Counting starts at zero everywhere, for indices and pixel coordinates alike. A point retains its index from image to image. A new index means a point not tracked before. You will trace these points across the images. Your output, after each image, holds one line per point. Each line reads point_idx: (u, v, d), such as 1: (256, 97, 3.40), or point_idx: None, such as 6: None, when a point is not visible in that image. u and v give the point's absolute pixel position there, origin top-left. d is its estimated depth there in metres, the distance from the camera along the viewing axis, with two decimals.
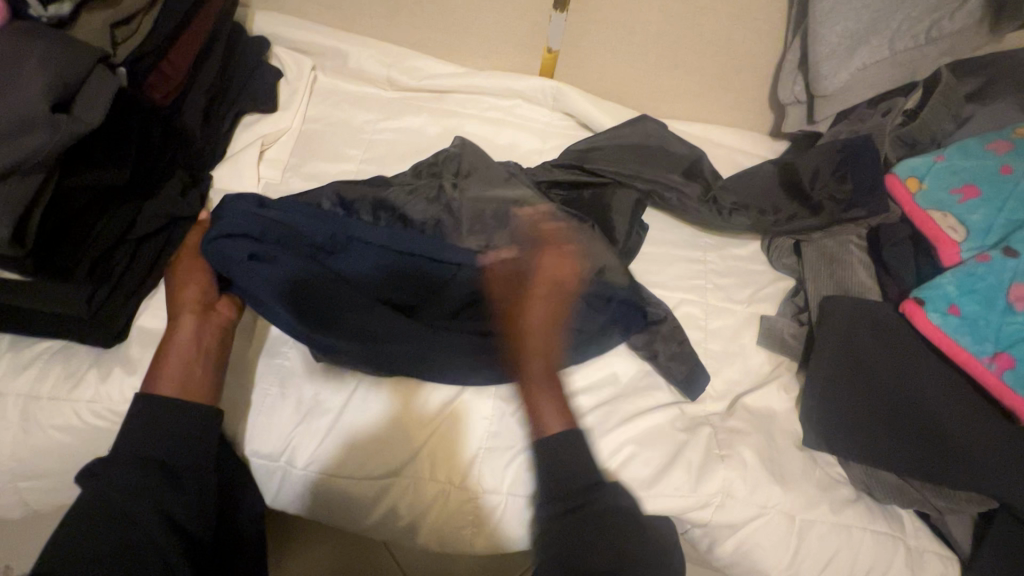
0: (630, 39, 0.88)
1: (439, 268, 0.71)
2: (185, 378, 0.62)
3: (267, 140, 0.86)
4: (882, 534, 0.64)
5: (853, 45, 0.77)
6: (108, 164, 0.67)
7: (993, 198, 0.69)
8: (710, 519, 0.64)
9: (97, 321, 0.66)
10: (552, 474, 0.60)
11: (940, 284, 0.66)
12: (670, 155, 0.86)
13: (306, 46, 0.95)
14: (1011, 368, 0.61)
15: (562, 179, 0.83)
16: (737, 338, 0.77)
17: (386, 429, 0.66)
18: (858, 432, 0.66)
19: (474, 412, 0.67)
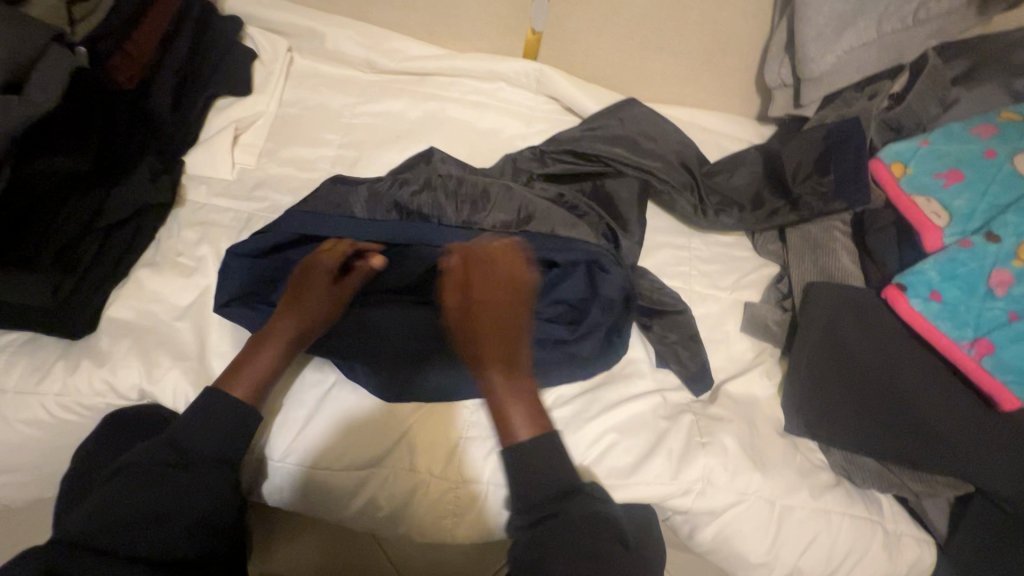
0: (616, 20, 0.86)
1: (440, 267, 0.72)
2: (264, 382, 0.62)
3: (242, 124, 0.83)
4: (861, 518, 0.65)
5: (840, 26, 0.76)
6: (71, 150, 0.66)
7: (976, 182, 0.68)
8: (691, 506, 0.64)
9: (67, 313, 0.65)
10: (541, 461, 0.60)
11: (921, 270, 0.65)
12: (662, 142, 0.83)
13: (282, 26, 0.92)
14: (991, 354, 0.61)
15: (555, 171, 0.81)
16: (721, 325, 0.76)
17: (367, 421, 0.65)
18: (835, 416, 0.66)
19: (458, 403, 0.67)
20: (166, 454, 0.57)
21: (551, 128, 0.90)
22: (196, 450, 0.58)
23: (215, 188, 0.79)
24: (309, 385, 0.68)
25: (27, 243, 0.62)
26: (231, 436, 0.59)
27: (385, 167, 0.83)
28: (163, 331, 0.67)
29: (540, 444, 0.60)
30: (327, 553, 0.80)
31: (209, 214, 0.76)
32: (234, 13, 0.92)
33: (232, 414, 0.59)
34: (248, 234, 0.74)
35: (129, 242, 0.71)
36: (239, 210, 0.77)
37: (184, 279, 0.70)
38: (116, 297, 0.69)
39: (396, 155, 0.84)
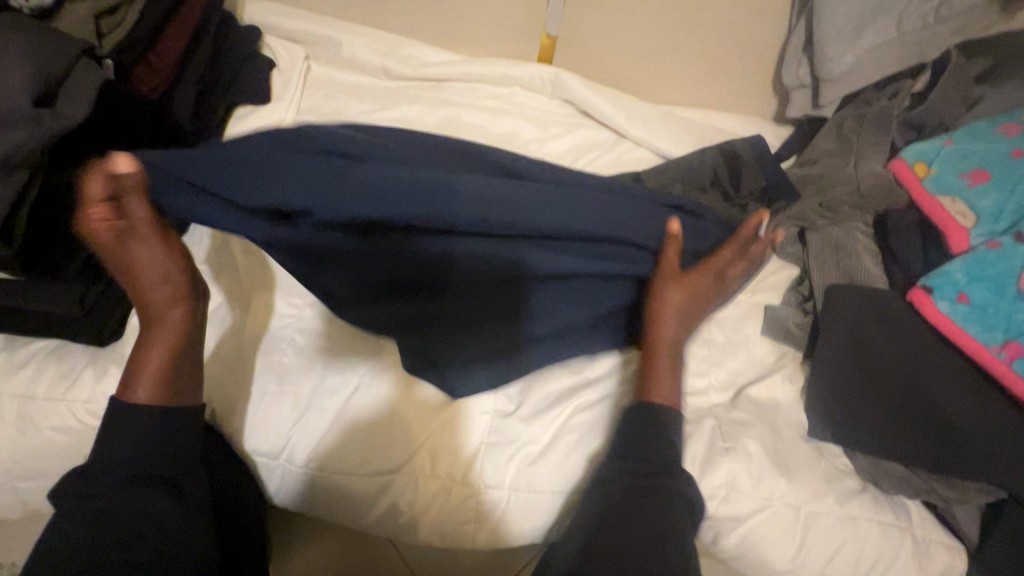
0: (630, 23, 0.85)
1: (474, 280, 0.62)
2: (170, 383, 0.59)
3: (261, 132, 0.84)
4: (888, 525, 0.64)
5: (861, 26, 0.75)
6: (95, 160, 0.67)
7: (1003, 181, 0.67)
8: (714, 512, 0.64)
9: (96, 321, 0.66)
10: None
11: (948, 271, 0.64)
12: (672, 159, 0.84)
13: (299, 35, 0.93)
14: (1022, 357, 0.60)
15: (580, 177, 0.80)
16: (742, 328, 0.76)
17: (389, 422, 0.66)
18: (859, 421, 0.65)
19: (475, 407, 0.66)
20: (69, 482, 0.54)
21: (566, 132, 0.90)
22: (111, 471, 0.54)
23: None
24: (315, 390, 0.67)
25: (56, 249, 0.63)
26: (161, 440, 0.57)
27: None
28: None
29: (669, 415, 0.61)
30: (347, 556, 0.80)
31: None
32: (251, 23, 0.93)
33: (133, 425, 0.56)
34: None
35: None
36: None
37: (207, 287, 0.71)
38: (141, 305, 0.70)
39: None
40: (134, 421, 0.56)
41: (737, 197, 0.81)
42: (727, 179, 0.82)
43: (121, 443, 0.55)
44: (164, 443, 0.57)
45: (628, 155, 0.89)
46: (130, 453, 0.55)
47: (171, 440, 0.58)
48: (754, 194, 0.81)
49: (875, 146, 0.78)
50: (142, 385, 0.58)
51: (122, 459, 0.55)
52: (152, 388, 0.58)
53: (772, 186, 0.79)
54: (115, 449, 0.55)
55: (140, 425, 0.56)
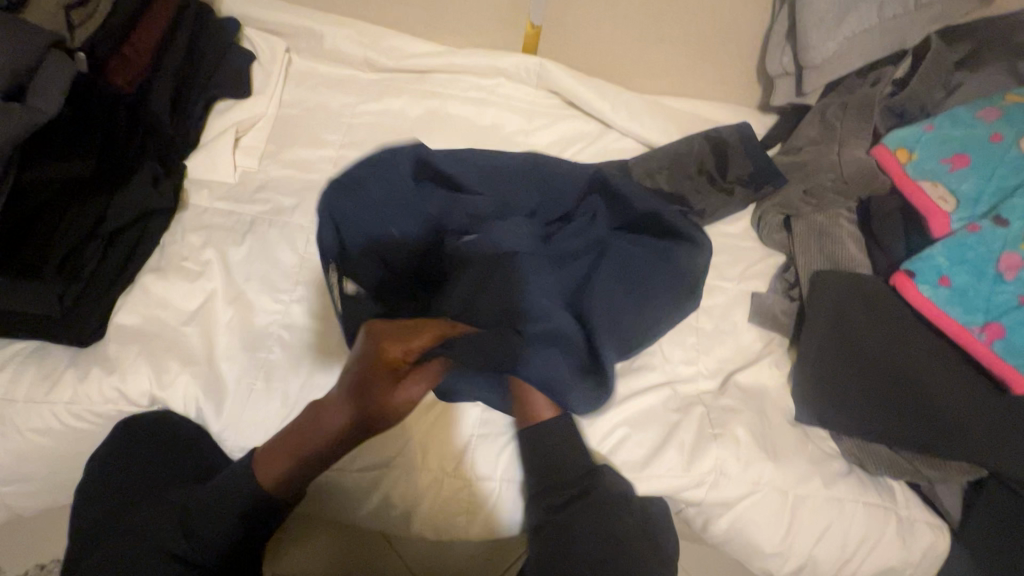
0: (615, 11, 0.85)
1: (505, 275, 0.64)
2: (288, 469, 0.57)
3: (242, 126, 0.83)
4: (874, 506, 0.65)
5: (843, 12, 0.75)
6: (71, 157, 0.66)
7: (982, 166, 0.68)
8: (703, 498, 0.64)
9: (75, 319, 0.65)
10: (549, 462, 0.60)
11: (930, 255, 0.65)
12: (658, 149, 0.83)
13: (279, 27, 0.91)
14: (1001, 337, 0.61)
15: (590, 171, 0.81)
16: (729, 316, 0.76)
17: None
18: (843, 404, 0.66)
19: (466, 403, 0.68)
20: (173, 540, 0.55)
21: (552, 123, 0.90)
22: (206, 533, 0.56)
23: (218, 191, 0.78)
24: (304, 387, 0.67)
25: (31, 251, 0.62)
26: (247, 515, 0.57)
27: None
28: (171, 337, 0.67)
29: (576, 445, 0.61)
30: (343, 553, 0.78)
31: (212, 218, 0.76)
32: (229, 14, 0.91)
33: (242, 499, 0.56)
34: (252, 237, 0.74)
35: (131, 250, 0.71)
36: (243, 213, 0.77)
37: (191, 283, 0.70)
38: (122, 303, 0.68)
39: None
40: (239, 498, 0.56)
41: (724, 183, 0.81)
42: (714, 165, 0.82)
43: (222, 510, 0.56)
44: (238, 517, 0.57)
45: (614, 145, 0.89)
46: (229, 528, 0.56)
47: (255, 517, 0.57)
48: (741, 179, 0.81)
49: (858, 132, 0.78)
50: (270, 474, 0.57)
51: (214, 533, 0.55)
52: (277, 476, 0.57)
53: (760, 171, 0.80)
54: (210, 517, 0.56)
55: (241, 502, 0.56)
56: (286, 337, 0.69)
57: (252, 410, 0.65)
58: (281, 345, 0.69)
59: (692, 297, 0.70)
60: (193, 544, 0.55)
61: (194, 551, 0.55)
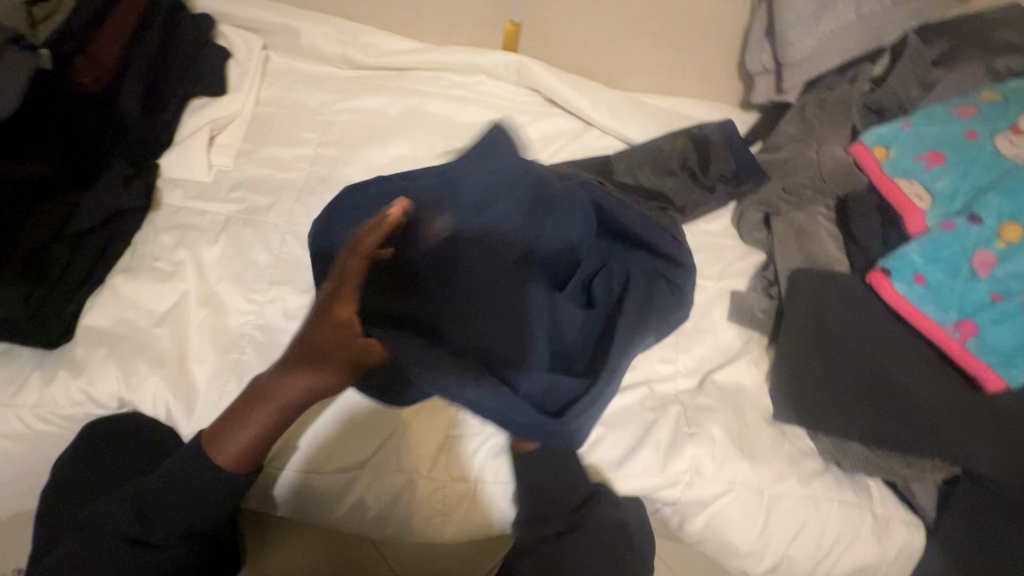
0: (594, 8, 0.84)
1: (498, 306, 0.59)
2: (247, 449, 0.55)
3: (216, 124, 0.81)
4: (849, 504, 0.65)
5: (819, 10, 0.75)
6: (33, 156, 0.67)
7: (958, 164, 0.68)
8: (679, 497, 0.64)
9: (42, 320, 0.63)
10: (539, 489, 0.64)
11: (906, 253, 0.65)
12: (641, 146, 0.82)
13: (256, 23, 0.90)
14: (975, 335, 0.61)
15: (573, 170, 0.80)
16: (707, 314, 0.76)
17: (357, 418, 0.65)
18: (821, 404, 0.66)
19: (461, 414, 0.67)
20: (129, 524, 0.54)
21: (533, 120, 0.89)
22: (157, 516, 0.54)
23: (191, 190, 0.77)
24: None
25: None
26: (198, 498, 0.54)
27: (366, 166, 0.81)
28: (141, 338, 0.66)
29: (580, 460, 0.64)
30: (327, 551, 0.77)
31: (185, 218, 0.75)
32: (205, 11, 0.89)
33: (196, 485, 0.54)
34: (225, 236, 0.73)
35: (102, 250, 0.69)
36: (217, 212, 0.76)
37: (162, 284, 0.69)
38: (91, 304, 0.67)
39: (376, 152, 0.82)
40: (193, 481, 0.54)
41: (706, 180, 0.81)
42: (696, 161, 0.81)
43: (175, 496, 0.54)
44: (188, 502, 0.54)
45: (595, 143, 0.88)
46: (184, 512, 0.54)
47: (207, 501, 0.55)
48: (723, 176, 0.81)
49: (836, 130, 0.78)
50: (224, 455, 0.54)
51: (176, 519, 0.54)
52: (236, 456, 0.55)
53: (742, 169, 0.80)
54: (162, 500, 0.54)
55: (199, 485, 0.54)
56: (260, 338, 0.68)
57: (224, 413, 0.64)
58: (255, 346, 0.68)
59: (678, 314, 0.69)
60: (154, 530, 0.54)
61: (159, 537, 0.55)
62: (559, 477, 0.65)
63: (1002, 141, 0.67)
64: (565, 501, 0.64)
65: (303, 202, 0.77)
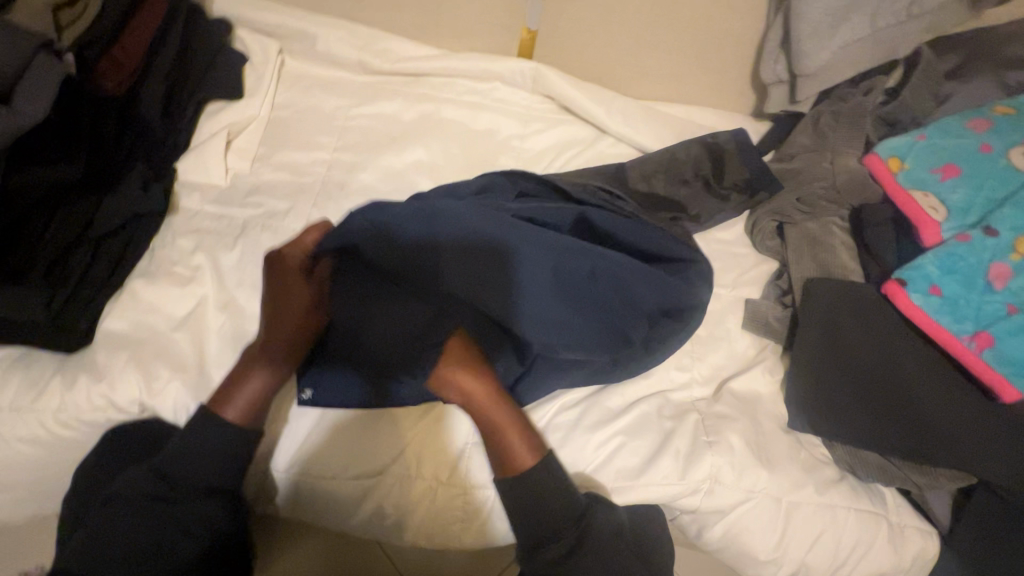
0: (610, 17, 0.85)
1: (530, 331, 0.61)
2: (254, 407, 0.62)
3: (234, 129, 0.81)
4: (865, 513, 0.65)
5: (836, 22, 0.76)
6: (57, 160, 0.65)
7: (973, 176, 0.68)
8: (698, 505, 0.65)
9: (64, 324, 0.64)
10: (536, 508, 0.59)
11: (921, 265, 0.66)
12: (659, 152, 0.82)
13: (273, 29, 0.90)
14: (991, 347, 0.62)
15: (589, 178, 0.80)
16: (723, 322, 0.77)
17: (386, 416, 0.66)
18: (839, 413, 0.66)
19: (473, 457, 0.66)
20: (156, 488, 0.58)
21: (548, 127, 0.90)
22: (185, 480, 0.59)
23: (210, 194, 0.77)
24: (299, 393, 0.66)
25: (19, 258, 0.62)
26: (228, 459, 0.60)
27: (383, 171, 0.82)
28: (162, 343, 0.66)
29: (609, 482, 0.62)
30: (349, 551, 0.77)
31: (204, 222, 0.75)
32: (222, 15, 0.90)
33: (215, 447, 0.59)
34: (244, 241, 0.73)
35: (122, 253, 0.70)
36: (235, 217, 0.76)
37: (182, 289, 0.69)
38: (111, 308, 0.67)
39: (393, 158, 0.83)
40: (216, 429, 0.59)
41: (720, 189, 0.81)
42: (710, 171, 0.81)
43: (193, 460, 0.59)
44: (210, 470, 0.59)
45: (610, 151, 0.89)
46: (205, 472, 0.59)
47: (231, 467, 0.60)
48: (737, 185, 0.81)
49: (849, 141, 0.79)
50: (238, 405, 0.61)
51: (197, 474, 0.59)
52: (242, 412, 0.61)
53: (755, 178, 0.79)
54: (191, 466, 0.59)
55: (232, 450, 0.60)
56: None
57: None
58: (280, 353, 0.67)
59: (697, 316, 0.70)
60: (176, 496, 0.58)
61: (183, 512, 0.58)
62: (551, 483, 0.60)
63: (1018, 154, 0.68)
64: (567, 516, 0.59)
65: (321, 206, 0.77)
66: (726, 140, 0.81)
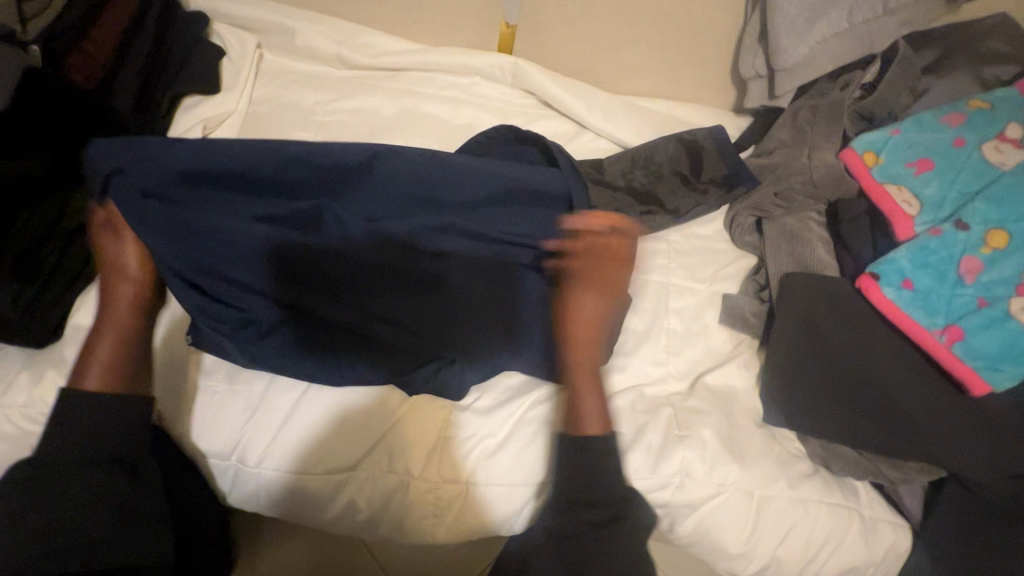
0: (589, 12, 0.85)
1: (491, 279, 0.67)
2: (121, 372, 0.60)
3: (210, 123, 0.81)
4: (837, 506, 0.65)
5: (813, 17, 0.76)
6: (23, 154, 0.64)
7: (946, 171, 0.69)
8: (670, 499, 0.65)
9: (34, 320, 0.63)
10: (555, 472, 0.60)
11: (894, 258, 0.66)
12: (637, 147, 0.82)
13: (251, 23, 0.89)
14: (961, 340, 0.62)
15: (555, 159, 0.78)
16: (699, 318, 0.76)
17: (359, 407, 0.65)
18: (813, 408, 0.66)
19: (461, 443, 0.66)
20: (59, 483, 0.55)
21: (528, 123, 0.89)
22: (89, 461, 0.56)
23: None
24: (272, 387, 0.65)
25: None
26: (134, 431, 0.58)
27: None
28: None
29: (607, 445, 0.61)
30: (329, 545, 0.78)
31: None
32: (199, 9, 0.89)
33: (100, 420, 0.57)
34: None
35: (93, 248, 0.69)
36: None
37: None
38: (81, 305, 0.67)
39: None
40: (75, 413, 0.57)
41: (697, 185, 0.80)
42: (687, 167, 0.81)
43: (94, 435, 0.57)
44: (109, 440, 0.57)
45: (589, 146, 0.89)
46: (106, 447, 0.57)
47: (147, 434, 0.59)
48: (715, 180, 0.80)
49: (827, 136, 0.79)
50: (93, 376, 0.59)
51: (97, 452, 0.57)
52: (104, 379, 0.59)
53: (732, 174, 0.79)
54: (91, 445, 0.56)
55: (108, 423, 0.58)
56: None
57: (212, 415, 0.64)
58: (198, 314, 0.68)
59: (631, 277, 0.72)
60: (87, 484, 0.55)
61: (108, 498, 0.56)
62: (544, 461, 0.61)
63: (990, 150, 0.69)
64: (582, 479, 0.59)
65: None
66: (695, 137, 0.81)
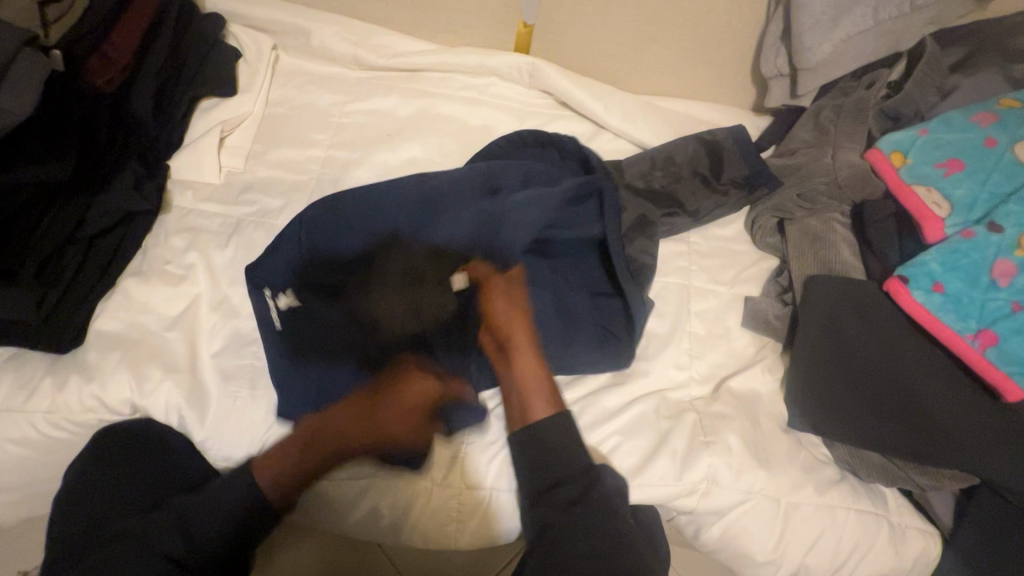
0: (608, 11, 0.84)
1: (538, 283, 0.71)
2: (285, 470, 0.60)
3: (227, 126, 0.80)
4: (865, 513, 0.65)
5: (838, 15, 0.74)
6: (46, 160, 0.64)
7: (977, 171, 0.67)
8: (696, 506, 0.64)
9: (57, 325, 0.63)
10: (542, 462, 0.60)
11: (923, 261, 0.65)
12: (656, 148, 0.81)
13: (267, 24, 0.89)
14: (995, 345, 0.61)
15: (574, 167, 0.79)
16: (722, 321, 0.75)
17: None
18: (839, 414, 0.65)
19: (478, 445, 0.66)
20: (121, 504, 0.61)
21: (545, 123, 0.89)
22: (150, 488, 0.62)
23: (203, 193, 0.76)
24: None
25: (8, 258, 0.61)
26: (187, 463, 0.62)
27: (379, 168, 0.81)
28: (155, 342, 0.66)
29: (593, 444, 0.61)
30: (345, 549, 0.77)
31: (197, 220, 0.74)
32: (215, 10, 0.89)
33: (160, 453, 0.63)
34: (237, 239, 0.73)
35: (114, 253, 0.69)
36: (228, 215, 0.75)
37: (174, 288, 0.68)
38: (103, 310, 0.67)
39: (388, 155, 0.82)
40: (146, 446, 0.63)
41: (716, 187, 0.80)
42: (706, 168, 0.80)
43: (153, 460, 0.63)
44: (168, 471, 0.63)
45: (608, 147, 0.88)
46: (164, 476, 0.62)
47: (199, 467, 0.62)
48: (735, 181, 0.79)
49: (851, 135, 0.77)
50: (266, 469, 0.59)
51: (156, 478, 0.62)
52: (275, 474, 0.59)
53: (755, 174, 0.78)
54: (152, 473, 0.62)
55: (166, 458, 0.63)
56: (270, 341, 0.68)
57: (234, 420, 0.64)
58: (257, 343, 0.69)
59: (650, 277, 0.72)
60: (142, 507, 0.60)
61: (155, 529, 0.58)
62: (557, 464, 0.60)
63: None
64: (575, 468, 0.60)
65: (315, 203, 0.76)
66: (716, 140, 0.80)
